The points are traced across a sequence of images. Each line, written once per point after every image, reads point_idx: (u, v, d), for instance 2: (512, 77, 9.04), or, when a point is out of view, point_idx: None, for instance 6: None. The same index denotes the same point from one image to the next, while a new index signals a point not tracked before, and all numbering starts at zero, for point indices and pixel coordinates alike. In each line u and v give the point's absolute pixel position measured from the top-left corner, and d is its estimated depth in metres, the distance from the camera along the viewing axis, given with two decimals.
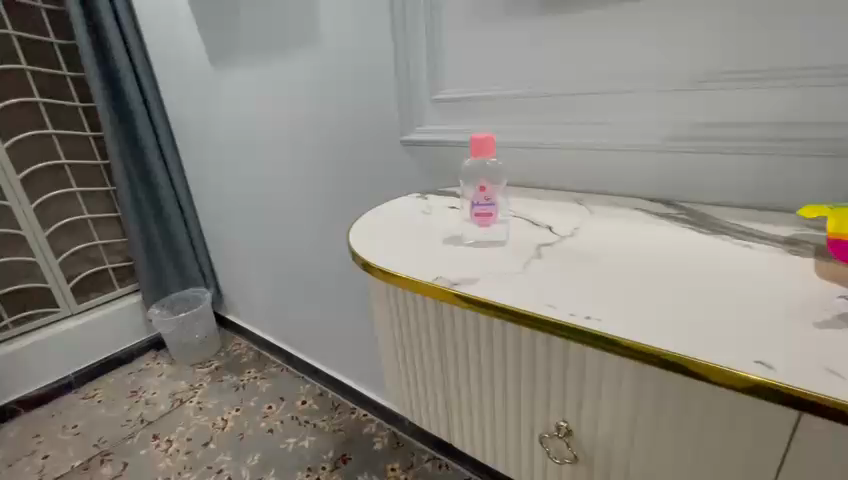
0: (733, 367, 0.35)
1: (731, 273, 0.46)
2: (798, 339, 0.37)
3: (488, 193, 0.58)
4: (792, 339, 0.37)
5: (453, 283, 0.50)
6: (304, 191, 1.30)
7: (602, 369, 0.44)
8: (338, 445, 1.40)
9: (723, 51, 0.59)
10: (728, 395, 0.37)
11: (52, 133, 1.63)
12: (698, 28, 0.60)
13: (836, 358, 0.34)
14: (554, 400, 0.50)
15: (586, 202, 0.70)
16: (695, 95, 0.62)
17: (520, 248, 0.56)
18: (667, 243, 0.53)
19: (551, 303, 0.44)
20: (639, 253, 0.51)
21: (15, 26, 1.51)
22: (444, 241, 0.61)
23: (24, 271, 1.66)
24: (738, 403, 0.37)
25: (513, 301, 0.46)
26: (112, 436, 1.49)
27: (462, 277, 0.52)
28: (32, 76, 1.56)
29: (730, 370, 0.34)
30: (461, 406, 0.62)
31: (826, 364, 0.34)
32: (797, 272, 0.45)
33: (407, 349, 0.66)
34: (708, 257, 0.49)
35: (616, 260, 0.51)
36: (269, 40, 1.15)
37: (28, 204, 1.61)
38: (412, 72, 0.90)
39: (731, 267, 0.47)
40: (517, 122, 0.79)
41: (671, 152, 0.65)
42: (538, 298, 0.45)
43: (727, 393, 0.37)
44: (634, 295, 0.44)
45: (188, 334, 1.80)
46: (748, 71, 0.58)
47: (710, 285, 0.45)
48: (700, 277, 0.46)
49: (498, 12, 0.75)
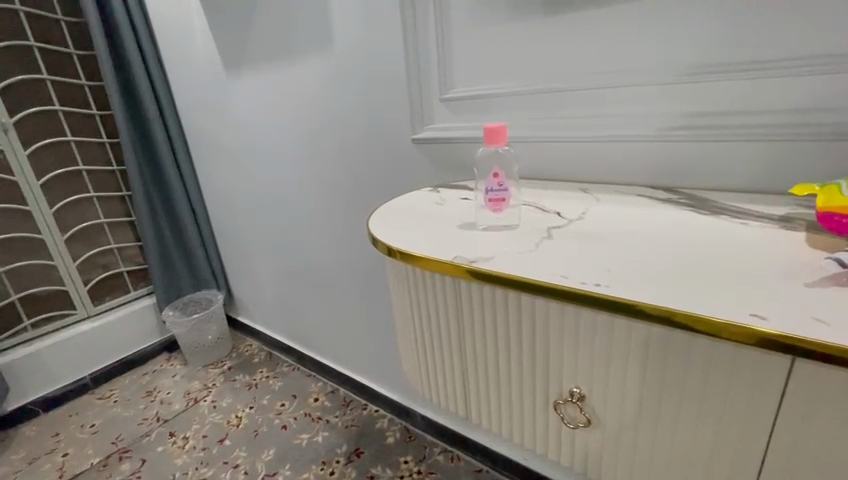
0: (731, 321, 0.39)
1: (728, 245, 0.50)
2: (791, 297, 0.41)
3: (501, 180, 0.61)
4: (786, 297, 0.41)
5: (471, 261, 0.54)
6: (316, 191, 1.34)
7: (612, 334, 0.48)
8: (351, 439, 1.43)
9: (717, 45, 0.64)
10: (729, 348, 0.41)
11: (71, 140, 1.69)
12: (694, 24, 0.64)
13: (823, 310, 0.39)
14: (568, 368, 0.54)
15: (591, 190, 0.74)
16: (692, 86, 0.67)
17: (532, 230, 0.60)
18: (669, 222, 0.57)
19: (565, 274, 0.48)
20: (643, 231, 0.55)
21: (36, 38, 1.57)
22: (460, 227, 0.64)
23: (43, 275, 1.71)
24: (737, 354, 0.41)
25: (528, 273, 0.50)
26: (130, 434, 1.53)
27: (480, 255, 0.56)
28: (51, 86, 1.62)
29: (731, 323, 0.38)
30: (477, 382, 0.66)
31: (815, 315, 0.38)
32: (791, 243, 0.49)
33: (425, 330, 0.69)
34: (708, 232, 0.53)
35: (621, 237, 0.54)
36: (282, 45, 1.20)
37: (47, 209, 1.66)
38: (423, 73, 0.94)
39: (728, 241, 0.51)
40: (524, 117, 0.84)
41: (671, 140, 0.70)
42: (553, 271, 0.49)
43: (728, 346, 0.41)
44: (640, 266, 0.48)
45: (202, 335, 1.85)
46: (741, 63, 0.63)
47: (710, 256, 0.49)
48: (700, 250, 0.50)
49: (504, 14, 0.80)
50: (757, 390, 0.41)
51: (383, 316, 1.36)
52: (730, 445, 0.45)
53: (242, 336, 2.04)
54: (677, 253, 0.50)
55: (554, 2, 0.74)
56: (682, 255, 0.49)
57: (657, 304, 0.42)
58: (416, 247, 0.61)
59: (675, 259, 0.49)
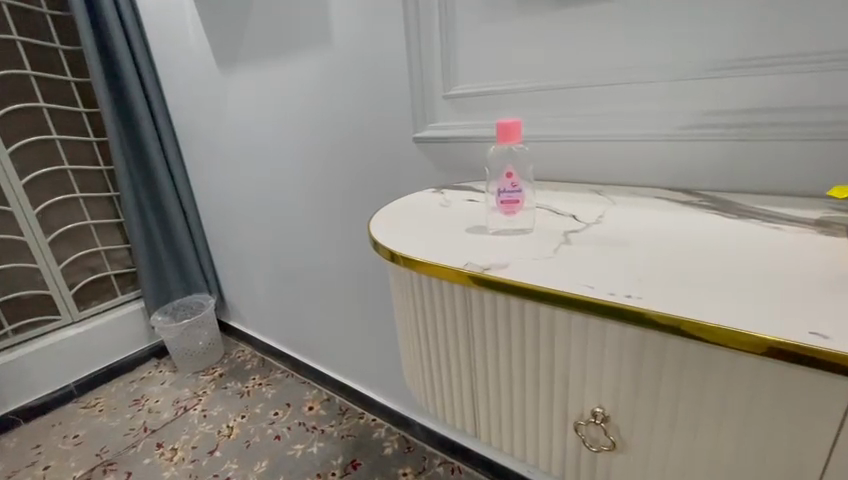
0: (784, 339, 0.34)
1: (759, 252, 0.46)
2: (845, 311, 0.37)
3: (514, 180, 0.57)
4: (839, 312, 0.37)
5: (483, 268, 0.50)
6: (313, 193, 1.29)
7: (642, 350, 0.43)
8: (348, 450, 1.37)
9: (740, 38, 0.60)
10: (781, 369, 0.37)
11: (56, 139, 1.62)
12: (716, 16, 0.60)
13: None
14: (590, 386, 0.49)
15: (606, 192, 0.70)
16: (713, 81, 0.63)
17: (547, 235, 0.55)
18: (694, 227, 0.53)
19: (589, 284, 0.44)
20: (666, 237, 0.51)
21: (20, 32, 1.50)
22: (468, 231, 0.60)
23: (26, 279, 1.64)
24: (790, 377, 0.36)
25: (549, 283, 0.45)
26: (115, 446, 1.46)
27: (493, 262, 0.51)
28: (35, 81, 1.56)
29: (786, 342, 0.34)
30: (487, 398, 0.61)
31: None
32: (831, 251, 0.45)
33: (430, 342, 0.65)
34: (736, 239, 0.49)
35: (643, 243, 0.50)
36: (278, 41, 1.15)
37: (30, 210, 1.60)
38: (425, 69, 0.90)
39: (760, 248, 0.47)
40: (533, 115, 0.79)
41: (691, 139, 0.66)
42: (576, 280, 0.45)
43: (780, 367, 0.37)
44: (671, 275, 0.44)
45: (192, 340, 1.78)
46: (767, 57, 0.59)
47: (743, 265, 0.45)
48: (732, 258, 0.46)
49: (513, 6, 0.76)
50: (809, 415, 0.37)
51: (382, 321, 1.31)
52: (775, 474, 0.40)
53: (234, 341, 1.98)
54: (708, 262, 0.46)
55: None
56: (713, 264, 0.45)
57: (696, 318, 0.38)
58: (422, 253, 0.56)
59: (706, 268, 0.45)
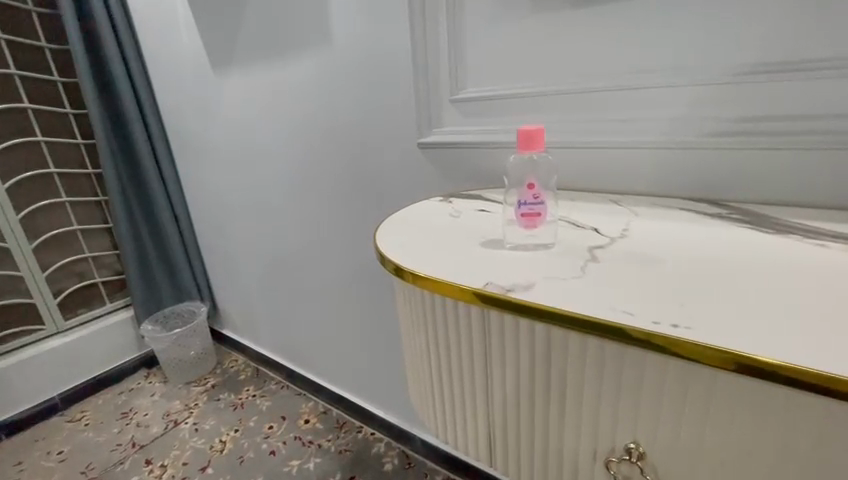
0: None
1: (806, 271, 0.42)
2: None
3: (537, 191, 0.53)
4: None
5: (505, 289, 0.45)
6: (310, 199, 1.25)
7: (686, 385, 0.39)
8: (345, 466, 1.32)
9: (769, 41, 0.57)
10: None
11: (42, 141, 1.56)
12: (744, 18, 0.57)
13: None
14: (625, 419, 0.44)
15: (625, 203, 0.66)
16: (741, 86, 0.59)
17: (571, 251, 0.51)
18: (728, 243, 0.49)
19: (627, 310, 0.39)
20: (701, 254, 0.47)
21: (4, 30, 1.44)
22: (483, 245, 0.55)
23: (9, 286, 1.57)
24: None
25: (582, 307, 0.40)
26: (101, 462, 1.39)
27: (514, 282, 0.46)
28: (20, 81, 1.49)
29: None
30: (503, 428, 0.56)
31: None
32: None
33: (440, 365, 0.60)
34: (777, 256, 0.45)
35: (678, 261, 0.46)
36: (274, 40, 1.11)
37: (14, 216, 1.53)
38: (431, 71, 0.85)
39: (806, 266, 0.43)
40: (545, 120, 0.76)
41: (716, 147, 0.62)
42: (611, 305, 0.40)
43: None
44: (715, 299, 0.40)
45: (183, 351, 1.72)
46: (798, 61, 0.55)
47: (793, 286, 0.40)
48: (778, 278, 0.42)
49: (526, 5, 0.72)
50: None
51: (382, 333, 1.26)
52: None
53: (226, 350, 1.92)
54: (753, 283, 0.41)
55: None
56: (760, 285, 0.41)
57: (756, 352, 0.33)
58: (435, 270, 0.51)
59: (753, 290, 0.40)
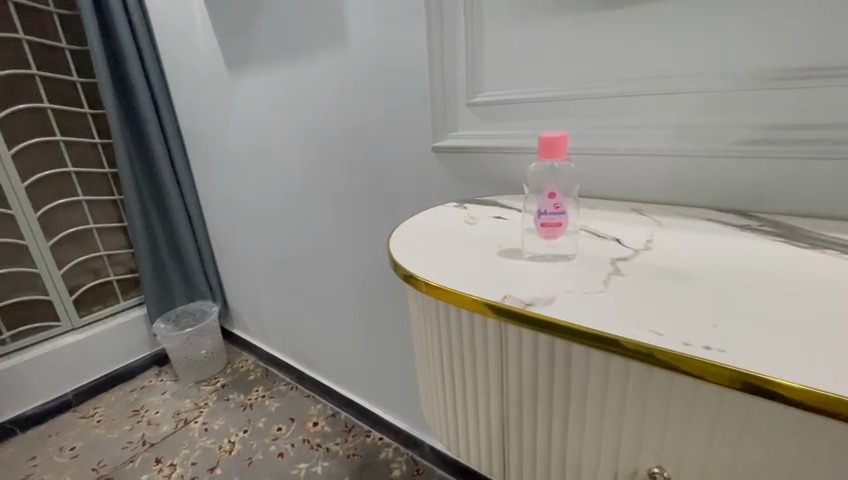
0: None
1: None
2: None
3: (557, 201, 0.51)
4: None
5: (526, 303, 0.43)
6: (322, 200, 1.24)
7: (718, 409, 0.37)
8: (353, 472, 1.31)
9: (802, 47, 0.54)
10: None
11: (60, 140, 1.58)
12: (776, 22, 0.55)
13: None
14: (648, 442, 0.42)
15: (648, 212, 0.64)
16: (772, 93, 0.57)
17: (593, 263, 0.49)
18: (759, 258, 0.47)
19: (656, 330, 0.37)
20: (731, 271, 0.45)
21: (26, 31, 1.47)
22: (501, 254, 0.54)
23: (26, 283, 1.59)
24: None
25: (607, 326, 0.38)
26: (112, 460, 1.40)
27: (535, 296, 0.44)
28: (41, 82, 1.52)
29: None
30: (518, 444, 0.54)
31: None
32: None
33: (454, 376, 0.58)
34: (815, 274, 0.43)
35: (708, 279, 0.44)
36: (289, 42, 1.10)
37: (32, 213, 1.55)
38: (448, 74, 0.84)
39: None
40: (564, 125, 0.74)
41: (745, 156, 0.59)
42: (639, 324, 0.38)
43: None
44: (750, 320, 0.37)
45: (194, 350, 1.73)
46: (832, 67, 0.53)
47: (834, 307, 0.38)
48: (818, 299, 0.39)
49: (546, 8, 0.70)
50: None
51: (392, 338, 1.25)
52: None
53: (237, 350, 1.92)
54: (791, 304, 0.39)
55: None
56: (798, 307, 0.38)
57: (799, 382, 0.31)
58: (450, 281, 0.49)
59: (791, 312, 0.38)
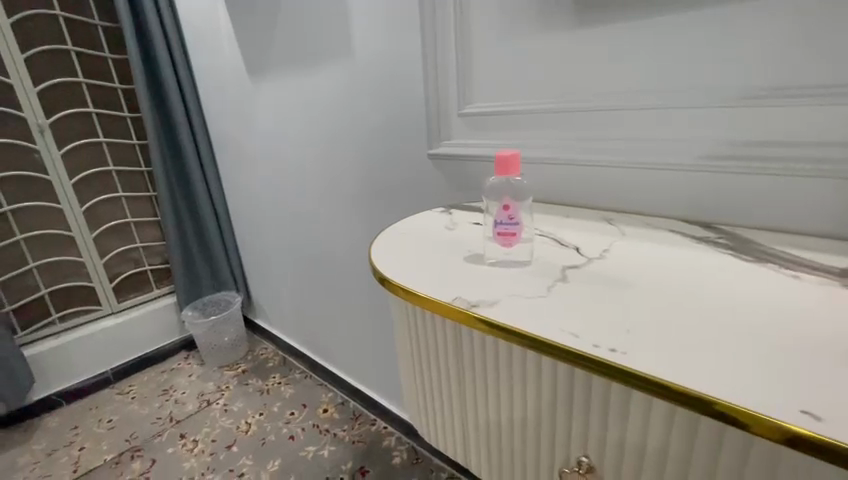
0: (767, 414, 0.31)
1: (770, 310, 0.43)
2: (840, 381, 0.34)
3: (512, 212, 0.55)
4: (830, 384, 0.34)
5: (472, 305, 0.48)
6: (332, 200, 1.32)
7: (629, 406, 0.41)
8: (357, 456, 1.39)
9: (764, 68, 0.56)
10: (764, 447, 0.34)
11: (103, 142, 1.73)
12: (744, 43, 0.57)
13: None
14: (575, 434, 0.46)
15: (618, 222, 0.67)
16: (739, 112, 0.59)
17: (544, 270, 0.54)
18: (700, 273, 0.50)
19: (576, 332, 0.41)
20: (667, 283, 0.49)
21: (75, 42, 1.62)
22: (466, 259, 0.59)
23: (72, 271, 1.76)
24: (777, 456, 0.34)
25: (535, 328, 0.43)
26: (143, 433, 1.55)
27: (482, 298, 0.49)
28: (87, 88, 1.67)
29: (768, 419, 0.31)
30: (477, 433, 0.59)
31: None
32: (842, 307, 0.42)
33: (423, 368, 0.64)
34: (744, 292, 0.46)
35: (643, 289, 0.48)
36: (303, 53, 1.18)
37: (78, 207, 1.71)
38: (442, 85, 0.89)
39: (772, 305, 0.43)
40: (547, 136, 0.77)
41: (712, 171, 0.61)
42: (563, 327, 0.42)
43: (764, 445, 0.34)
44: (665, 329, 0.41)
45: (219, 337, 1.87)
46: (791, 88, 0.55)
47: (748, 323, 0.41)
48: (736, 314, 0.43)
49: (528, 26, 0.74)
50: None
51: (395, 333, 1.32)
52: None
53: (258, 338, 2.05)
54: (710, 317, 0.42)
55: (583, 16, 0.68)
56: (716, 320, 0.42)
57: (684, 384, 0.35)
58: (414, 282, 0.55)
59: (707, 324, 0.42)
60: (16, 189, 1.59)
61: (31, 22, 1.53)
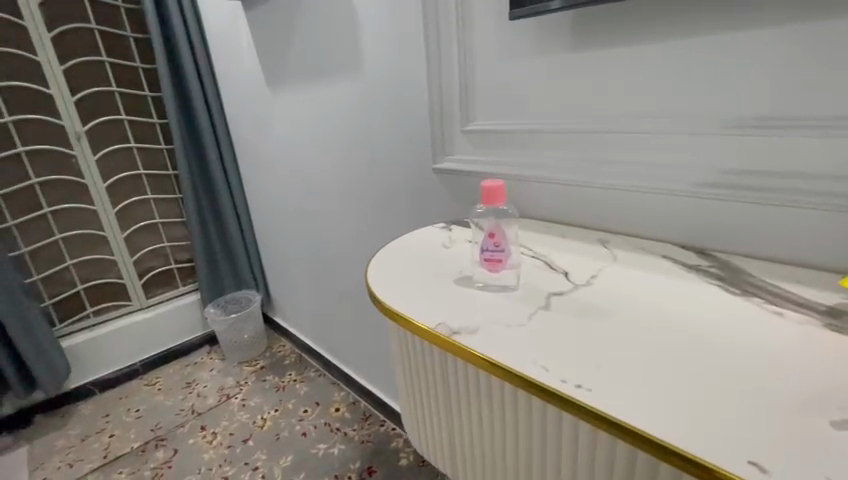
0: (717, 463, 0.33)
1: (744, 351, 0.43)
2: (799, 431, 0.34)
3: (498, 240, 0.57)
4: (788, 434, 0.34)
5: (453, 331, 0.50)
6: (344, 208, 1.35)
7: (596, 441, 0.42)
8: (365, 456, 1.43)
9: (757, 96, 0.55)
10: None
11: (134, 147, 1.83)
12: (737, 70, 0.56)
13: (834, 464, 0.32)
14: (549, 459, 0.48)
15: (612, 245, 0.68)
16: (732, 139, 0.58)
17: (529, 295, 0.55)
18: (682, 306, 0.50)
19: (546, 366, 0.43)
20: (648, 315, 0.49)
21: (108, 53, 1.72)
22: (456, 280, 0.61)
23: (105, 268, 1.87)
24: None
25: (508, 360, 0.45)
26: (167, 423, 1.64)
27: (464, 325, 0.51)
28: (119, 97, 1.77)
29: (718, 468, 0.32)
30: (465, 451, 0.61)
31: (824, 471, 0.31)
32: (820, 349, 0.42)
33: (414, 384, 0.66)
34: (723, 329, 0.46)
35: (622, 321, 0.49)
36: (316, 67, 1.23)
37: (111, 209, 1.82)
38: (446, 103, 0.91)
39: (748, 346, 0.43)
40: (546, 156, 0.78)
41: (707, 197, 0.61)
42: (534, 360, 0.44)
43: None
44: (634, 366, 0.42)
45: (239, 334, 1.95)
46: (783, 117, 0.54)
47: (719, 363, 0.42)
48: (709, 353, 0.43)
49: (525, 47, 0.75)
50: None
51: None
52: None
53: (276, 336, 2.12)
54: (682, 354, 0.43)
55: (577, 39, 0.69)
56: (687, 358, 0.43)
57: (640, 426, 0.36)
58: (402, 303, 0.57)
59: (678, 362, 0.42)
60: (55, 192, 1.71)
61: (69, 35, 1.64)
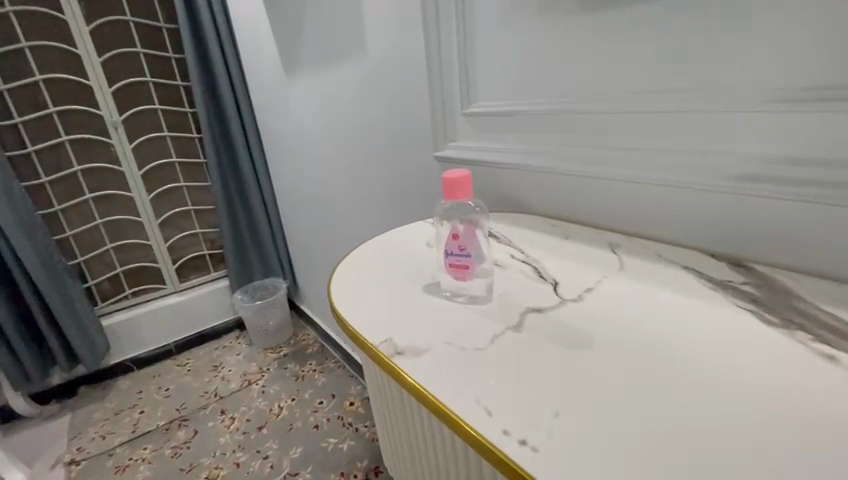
0: None
1: (758, 410, 0.33)
2: None
3: (462, 241, 0.51)
4: None
5: (394, 353, 0.43)
6: (356, 199, 1.29)
7: None
8: (373, 456, 1.39)
9: (818, 59, 0.42)
10: None
11: (167, 135, 1.89)
12: (781, 29, 0.43)
13: None
14: None
15: (621, 250, 0.56)
16: (784, 118, 0.45)
17: (503, 311, 0.47)
18: (686, 338, 0.40)
19: (488, 409, 0.35)
20: (637, 347, 0.40)
21: (143, 45, 1.78)
22: (424, 287, 0.54)
23: (142, 252, 1.96)
24: None
25: (448, 398, 0.37)
26: (191, 404, 1.70)
27: (412, 346, 0.44)
28: (153, 86, 1.83)
29: None
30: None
31: None
32: None
33: (383, 401, 0.60)
34: (733, 376, 0.36)
35: (601, 354, 0.39)
36: (326, 51, 1.17)
37: (146, 195, 1.89)
38: (447, 84, 0.82)
39: (766, 404, 0.33)
40: (554, 141, 0.67)
41: (742, 194, 0.49)
42: (478, 400, 0.36)
43: None
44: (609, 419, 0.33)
45: (265, 320, 1.98)
46: None
47: (718, 425, 0.32)
48: (707, 410, 0.33)
49: (529, 13, 0.64)
50: None
51: None
52: None
53: (301, 324, 2.13)
54: (669, 407, 0.34)
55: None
56: (674, 413, 0.33)
57: None
58: (355, 313, 0.50)
59: (661, 417, 0.33)
60: (95, 179, 1.80)
61: (107, 28, 1.71)
